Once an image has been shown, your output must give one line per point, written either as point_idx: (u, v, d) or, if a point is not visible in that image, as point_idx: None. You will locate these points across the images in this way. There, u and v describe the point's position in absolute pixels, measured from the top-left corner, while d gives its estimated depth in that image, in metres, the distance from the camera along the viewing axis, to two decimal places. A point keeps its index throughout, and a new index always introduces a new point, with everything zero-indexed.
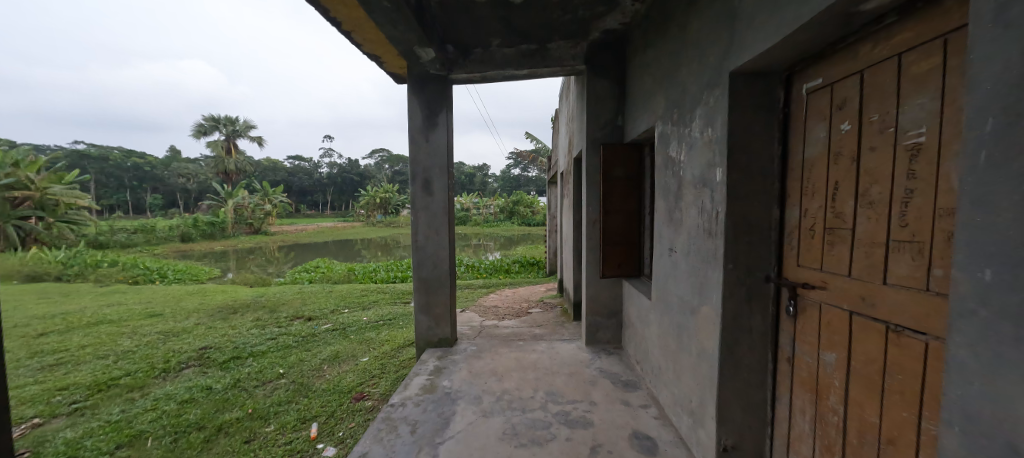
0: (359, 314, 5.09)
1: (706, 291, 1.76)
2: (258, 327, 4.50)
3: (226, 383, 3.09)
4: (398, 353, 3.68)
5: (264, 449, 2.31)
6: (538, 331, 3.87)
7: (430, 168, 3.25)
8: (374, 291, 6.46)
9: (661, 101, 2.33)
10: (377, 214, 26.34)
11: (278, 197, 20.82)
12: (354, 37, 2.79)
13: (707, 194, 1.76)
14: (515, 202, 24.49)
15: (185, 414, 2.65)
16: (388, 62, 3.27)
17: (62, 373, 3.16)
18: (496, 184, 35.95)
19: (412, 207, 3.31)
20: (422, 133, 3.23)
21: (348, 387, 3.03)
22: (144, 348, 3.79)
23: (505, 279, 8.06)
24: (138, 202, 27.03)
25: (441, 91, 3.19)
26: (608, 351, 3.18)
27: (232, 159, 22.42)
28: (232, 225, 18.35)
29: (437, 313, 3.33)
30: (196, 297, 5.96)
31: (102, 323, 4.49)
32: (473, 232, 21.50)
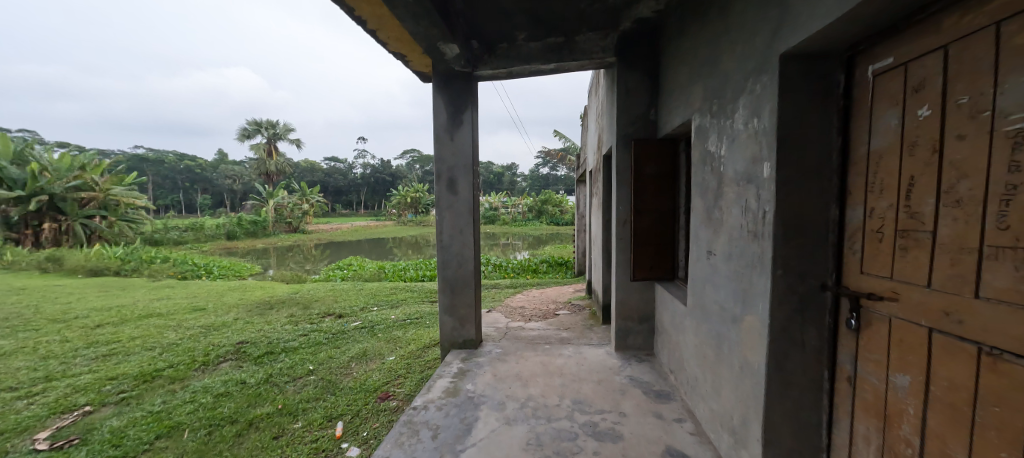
0: (388, 312, 5.14)
1: (750, 299, 1.60)
2: (291, 323, 4.64)
3: (259, 378, 3.18)
4: (424, 353, 3.67)
5: (291, 447, 2.33)
6: (565, 334, 3.76)
7: (455, 167, 3.20)
8: (403, 289, 6.54)
9: (698, 91, 2.17)
10: (408, 213, 26.98)
11: (315, 197, 21.65)
12: (379, 36, 2.78)
13: (752, 192, 1.59)
14: (544, 202, 24.28)
15: (220, 408, 2.73)
16: (413, 60, 3.25)
17: (113, 363, 3.36)
18: (524, 183, 35.86)
19: (437, 206, 3.28)
20: (446, 132, 3.18)
21: (374, 386, 3.04)
22: (187, 341, 3.96)
23: (533, 280, 7.95)
24: (190, 202, 28.95)
25: (466, 88, 3.14)
26: (639, 358, 3.02)
27: (273, 161, 23.51)
28: (273, 223, 19.28)
29: (462, 314, 3.28)
30: (236, 293, 6.25)
31: (151, 316, 4.77)
32: (502, 231, 21.54)
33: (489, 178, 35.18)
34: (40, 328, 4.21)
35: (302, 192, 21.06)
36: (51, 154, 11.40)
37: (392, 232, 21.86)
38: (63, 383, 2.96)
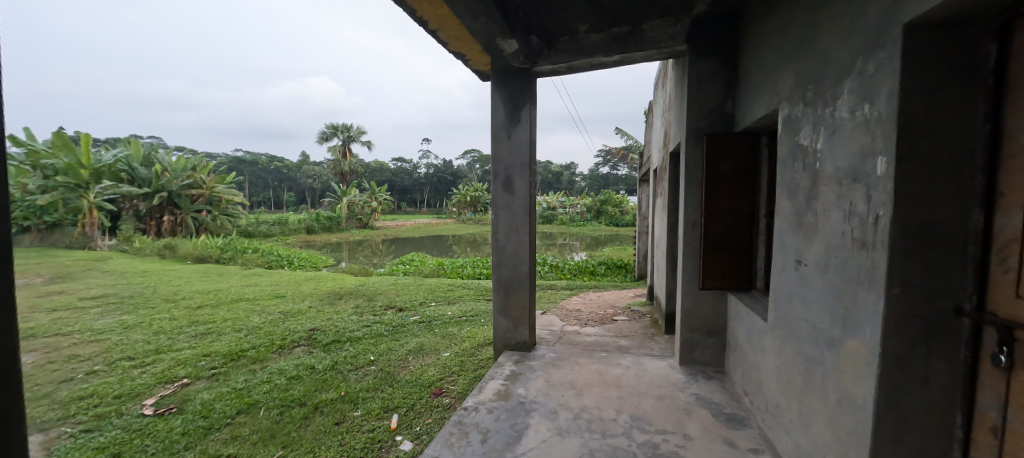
0: (444, 309, 5.26)
1: (855, 320, 1.34)
2: (357, 314, 4.93)
3: (326, 364, 3.39)
4: (477, 352, 3.69)
5: (350, 434, 2.42)
6: (623, 342, 3.56)
7: (512, 166, 3.15)
8: (460, 286, 6.69)
9: (788, 77, 1.90)
10: (468, 212, 27.77)
11: (383, 195, 23.03)
12: (440, 36, 2.81)
13: (859, 192, 1.33)
14: (603, 202, 23.63)
15: (291, 390, 2.94)
16: (473, 59, 3.26)
17: (208, 341, 3.79)
18: (583, 183, 35.20)
19: (494, 206, 3.26)
20: (504, 130, 3.14)
21: (429, 381, 3.10)
22: (268, 325, 4.37)
23: (590, 282, 7.72)
24: (277, 200, 32.33)
25: (525, 85, 3.07)
26: (707, 376, 2.75)
27: (348, 161, 25.42)
28: (346, 220, 20.88)
29: (516, 315, 3.23)
30: (311, 283, 6.80)
31: (240, 300, 5.34)
32: (560, 231, 21.29)
33: (547, 177, 35.05)
34: (155, 306, 4.87)
35: (372, 191, 22.52)
36: (170, 157, 13.29)
37: (452, 229, 22.53)
38: (168, 356, 3.38)
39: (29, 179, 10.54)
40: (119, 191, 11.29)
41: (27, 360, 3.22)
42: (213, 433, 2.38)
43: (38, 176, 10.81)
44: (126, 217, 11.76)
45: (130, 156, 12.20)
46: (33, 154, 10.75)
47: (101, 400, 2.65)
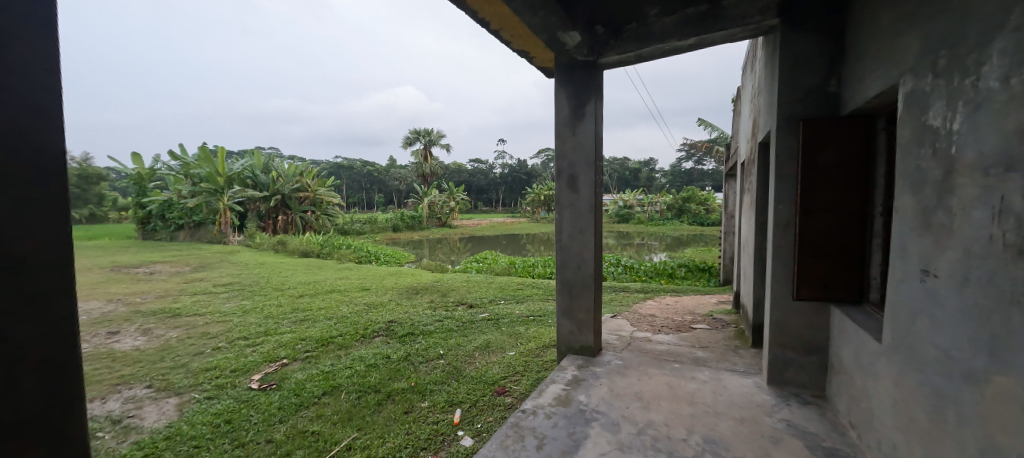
0: (513, 307, 5.31)
1: (1007, 351, 1.03)
2: (431, 308, 5.21)
3: (400, 355, 3.62)
4: (543, 353, 3.65)
5: (416, 424, 2.54)
6: (701, 354, 3.24)
7: (576, 163, 3.05)
8: (528, 285, 6.69)
9: (912, 42, 1.55)
10: (541, 211, 27.86)
11: (460, 195, 24.09)
12: (502, 36, 2.82)
13: (1016, 184, 1.02)
14: (685, 199, 22.03)
15: (369, 376, 3.19)
16: (537, 56, 3.23)
17: (305, 327, 4.29)
18: (663, 179, 33.12)
19: (558, 205, 3.18)
20: (568, 126, 3.05)
21: (493, 379, 3.14)
22: (354, 315, 4.82)
23: (667, 285, 7.21)
24: (369, 201, 35.69)
25: (590, 78, 2.95)
26: (803, 400, 2.38)
27: (429, 164, 27.08)
28: (427, 219, 22.26)
29: (580, 318, 3.12)
30: (393, 277, 7.36)
31: (333, 291, 5.96)
32: (637, 231, 20.31)
33: (624, 175, 33.67)
34: (267, 294, 5.66)
35: (450, 191, 23.69)
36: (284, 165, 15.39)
37: (525, 229, 22.71)
38: (274, 338, 3.90)
39: (184, 186, 12.97)
40: (246, 194, 13.39)
41: (174, 335, 3.95)
42: (302, 410, 2.67)
43: (190, 183, 13.30)
44: (251, 217, 13.91)
45: (254, 166, 14.38)
46: (187, 166, 13.26)
47: (222, 373, 3.14)
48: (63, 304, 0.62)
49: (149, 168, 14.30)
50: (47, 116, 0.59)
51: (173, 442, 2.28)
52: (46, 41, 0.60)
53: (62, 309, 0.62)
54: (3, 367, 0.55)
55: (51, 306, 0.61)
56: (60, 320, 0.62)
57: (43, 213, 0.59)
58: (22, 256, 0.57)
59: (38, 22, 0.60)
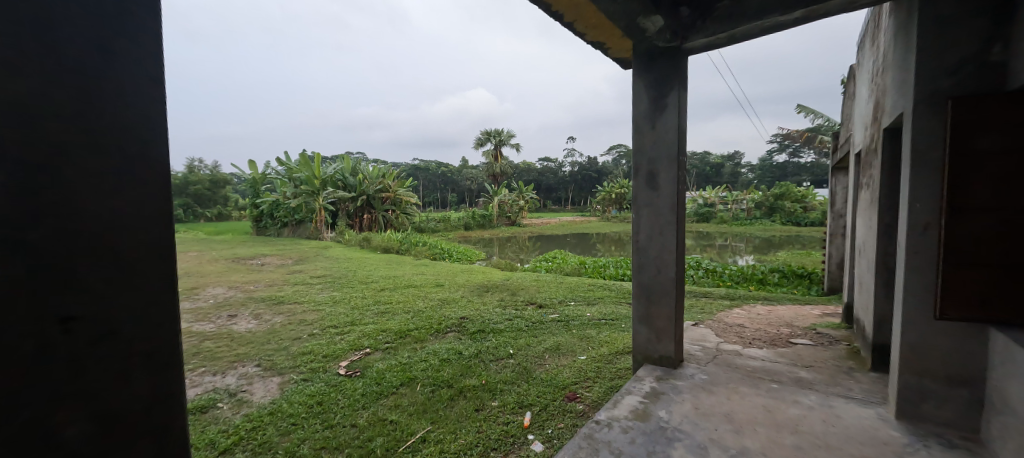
0: (583, 309, 5.15)
1: None
2: (501, 307, 5.26)
3: (471, 352, 3.69)
4: (616, 359, 3.46)
5: (487, 423, 2.54)
6: (805, 374, 2.82)
7: (656, 159, 2.82)
8: (600, 287, 6.45)
9: None
10: (612, 210, 26.94)
11: (529, 194, 24.22)
12: (576, 28, 2.70)
13: None
14: (778, 196, 19.72)
15: (442, 371, 3.29)
16: (613, 46, 3.06)
17: (386, 319, 4.59)
18: (751, 174, 30.04)
19: (635, 204, 2.98)
20: (647, 119, 2.84)
21: (563, 383, 3.05)
22: (429, 310, 5.04)
23: (758, 292, 6.47)
24: (443, 200, 37.50)
25: (672, 65, 2.71)
26: (949, 443, 1.93)
27: (499, 164, 27.66)
28: (497, 218, 22.75)
29: (659, 326, 2.90)
30: (465, 274, 7.60)
31: (410, 286, 6.32)
32: (718, 231, 18.67)
33: (704, 170, 31.21)
34: (354, 286, 6.18)
35: (520, 190, 23.95)
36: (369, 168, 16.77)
37: (595, 228, 22.19)
38: (359, 328, 4.22)
39: (289, 188, 14.75)
40: (338, 195, 14.81)
41: (278, 320, 4.47)
42: (382, 398, 2.84)
43: (293, 186, 15.09)
44: (342, 216, 15.37)
45: (344, 169, 15.88)
46: (291, 171, 15.08)
47: (315, 357, 3.46)
48: (165, 300, 0.65)
49: (262, 173, 16.52)
50: (151, 121, 0.62)
51: (275, 417, 2.54)
52: (152, 51, 0.64)
53: (163, 305, 0.65)
54: (117, 360, 0.59)
55: (152, 303, 0.64)
56: (162, 316, 0.65)
57: (146, 215, 0.62)
58: (127, 255, 0.60)
59: (144, 33, 0.64)
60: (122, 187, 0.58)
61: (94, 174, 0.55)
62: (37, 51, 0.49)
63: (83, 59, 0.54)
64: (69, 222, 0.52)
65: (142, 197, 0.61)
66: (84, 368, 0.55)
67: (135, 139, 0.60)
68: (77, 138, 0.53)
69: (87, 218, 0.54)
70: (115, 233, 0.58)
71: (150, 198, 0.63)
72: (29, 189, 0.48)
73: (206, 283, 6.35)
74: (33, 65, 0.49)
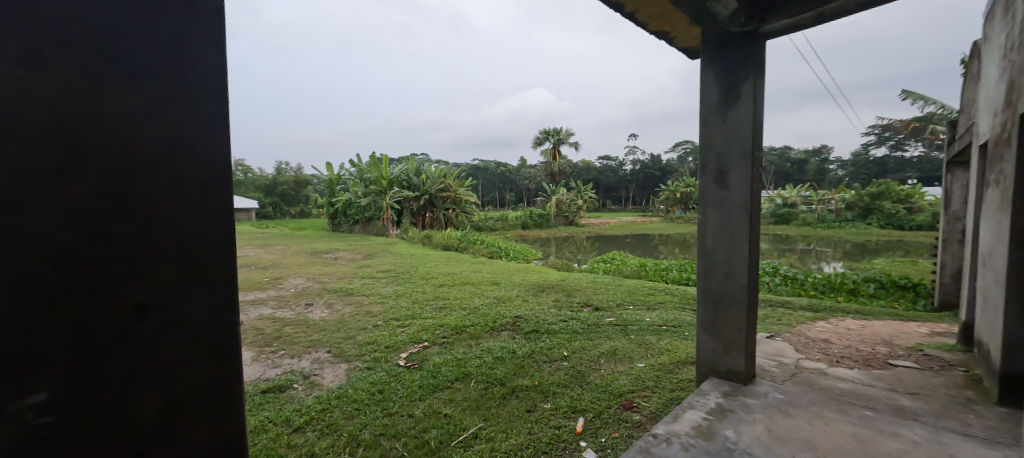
0: (643, 314, 4.91)
1: None
2: (556, 308, 5.20)
3: (525, 351, 3.69)
4: (678, 370, 3.25)
5: (538, 425, 2.52)
6: (909, 402, 2.42)
7: (726, 154, 2.59)
8: (661, 291, 6.12)
9: None
10: (677, 210, 25.53)
11: (587, 194, 23.77)
12: (638, 18, 2.57)
13: None
14: (876, 195, 17.29)
15: (495, 369, 3.32)
16: (679, 35, 2.86)
17: (444, 314, 4.76)
18: (842, 171, 26.69)
19: (701, 203, 2.77)
20: (717, 112, 2.61)
21: (619, 391, 2.92)
22: (485, 307, 5.13)
23: (849, 304, 5.71)
24: (501, 199, 38.09)
25: (747, 52, 2.46)
26: None
27: (559, 163, 27.43)
28: (554, 217, 22.60)
29: (727, 336, 2.67)
30: (520, 273, 7.63)
31: (468, 283, 6.49)
32: (801, 234, 16.84)
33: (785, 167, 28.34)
34: (415, 282, 6.49)
35: (578, 189, 23.57)
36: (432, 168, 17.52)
37: (657, 228, 21.14)
38: (418, 322, 4.42)
39: (360, 188, 15.92)
40: (403, 195, 15.66)
41: (348, 311, 4.83)
42: (438, 391, 2.93)
43: (364, 186, 16.24)
44: (406, 214, 16.23)
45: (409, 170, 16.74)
46: (362, 172, 16.24)
47: (379, 347, 3.68)
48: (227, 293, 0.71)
49: (338, 174, 17.99)
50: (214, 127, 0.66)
51: (342, 401, 2.73)
52: (220, 59, 0.69)
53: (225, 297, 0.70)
54: (186, 346, 0.65)
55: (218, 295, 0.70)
56: (225, 308, 0.71)
57: (213, 213, 0.68)
58: (196, 249, 0.66)
59: (214, 45, 0.68)
60: (194, 186, 0.64)
61: (168, 174, 0.61)
62: (119, 66, 0.55)
63: (160, 69, 0.60)
64: (145, 219, 0.58)
65: (211, 196, 0.67)
66: (159, 350, 0.62)
67: (203, 145, 0.65)
68: (155, 142, 0.59)
69: (160, 214, 0.60)
70: (184, 230, 0.64)
71: (215, 199, 0.68)
72: (112, 189, 0.54)
73: (289, 274, 7.05)
74: (114, 81, 0.55)
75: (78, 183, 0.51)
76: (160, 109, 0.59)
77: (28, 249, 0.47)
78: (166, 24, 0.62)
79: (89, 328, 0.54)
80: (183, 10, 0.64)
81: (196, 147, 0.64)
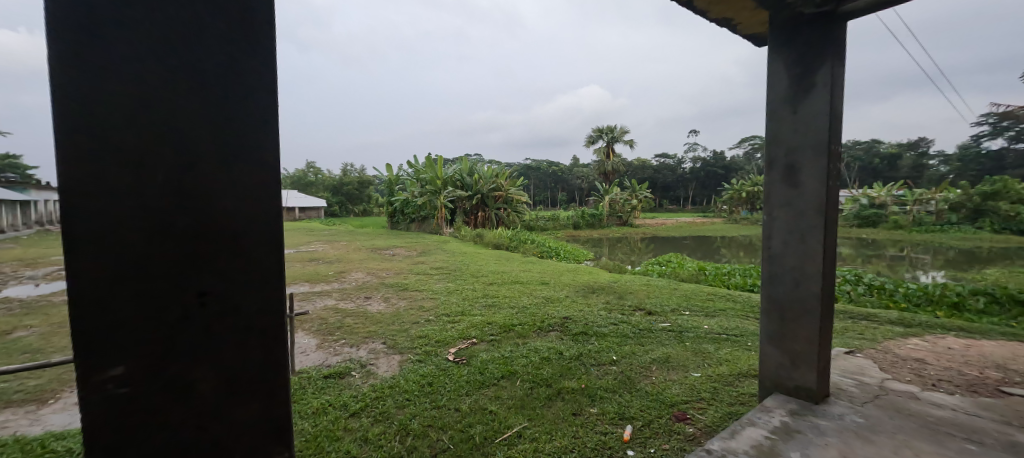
0: (700, 320, 4.63)
1: None
2: (606, 310, 5.07)
3: (572, 353, 3.63)
4: (739, 382, 3.01)
5: (584, 429, 2.47)
6: None
7: (798, 149, 2.36)
8: (722, 297, 5.72)
9: None
10: (742, 211, 23.73)
11: (643, 193, 22.88)
12: (696, 6, 2.42)
13: None
14: (993, 194, 14.79)
15: (542, 369, 3.31)
16: (743, 21, 2.65)
17: (493, 312, 4.83)
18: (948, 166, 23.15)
19: (768, 203, 2.55)
20: (787, 103, 2.38)
21: (671, 400, 2.78)
22: (533, 307, 5.13)
23: (954, 319, 4.94)
24: (553, 199, 37.87)
25: (823, 35, 2.22)
26: None
27: (613, 162, 26.66)
28: (607, 217, 22.03)
29: (796, 350, 2.43)
30: (570, 274, 7.54)
31: (517, 282, 6.53)
32: (893, 238, 14.88)
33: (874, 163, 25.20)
34: (466, 279, 6.66)
35: (633, 188, 22.77)
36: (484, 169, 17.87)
37: (720, 230, 19.80)
38: (468, 319, 4.53)
39: (416, 188, 16.66)
40: (457, 194, 16.14)
41: (403, 305, 5.08)
42: (484, 388, 2.99)
43: (420, 186, 16.96)
44: (459, 213, 16.71)
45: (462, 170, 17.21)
46: (419, 173, 16.97)
47: (429, 341, 3.83)
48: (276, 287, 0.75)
49: (397, 175, 18.97)
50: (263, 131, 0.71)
51: (394, 391, 2.88)
52: (271, 66, 0.73)
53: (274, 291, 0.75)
54: (240, 333, 0.72)
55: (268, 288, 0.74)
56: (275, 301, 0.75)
57: (263, 211, 0.72)
58: (250, 245, 0.72)
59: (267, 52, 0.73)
60: (244, 186, 0.69)
61: (223, 175, 0.67)
62: (179, 81, 0.63)
63: (217, 81, 0.67)
64: (203, 220, 0.66)
65: (265, 191, 0.72)
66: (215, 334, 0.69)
67: (253, 148, 0.70)
68: (212, 148, 0.66)
69: (217, 210, 0.67)
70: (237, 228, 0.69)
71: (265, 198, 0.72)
72: (173, 193, 0.62)
73: (352, 268, 7.57)
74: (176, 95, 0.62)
75: (144, 191, 0.60)
76: (211, 117, 0.66)
77: (104, 247, 0.58)
78: (224, 37, 0.68)
79: (157, 312, 0.64)
80: (233, 21, 0.68)
81: (246, 151, 0.69)
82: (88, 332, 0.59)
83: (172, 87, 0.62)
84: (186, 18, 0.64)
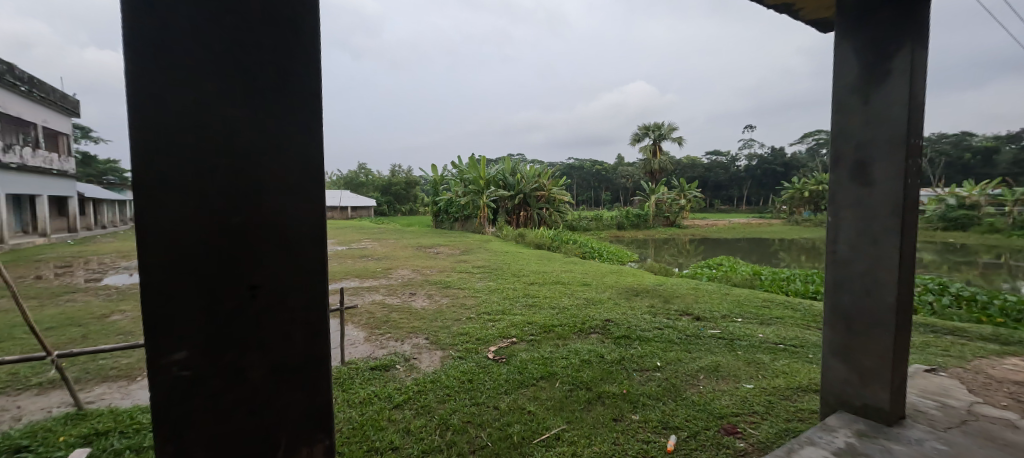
0: (755, 329, 4.34)
1: None
2: (650, 314, 4.89)
3: (614, 357, 3.54)
4: (797, 397, 2.79)
5: (625, 436, 2.40)
6: None
7: (869, 144, 2.14)
8: (780, 304, 5.32)
9: None
10: (805, 211, 21.92)
11: (692, 193, 21.82)
12: None
13: None
14: None
15: (582, 372, 3.26)
16: (806, 6, 2.45)
17: (533, 312, 4.83)
18: None
19: (834, 203, 2.34)
20: (857, 92, 2.17)
21: (720, 412, 2.63)
22: (574, 308, 5.07)
23: None
24: (596, 199, 37.13)
25: (901, 15, 1.99)
26: None
27: (660, 160, 25.65)
28: (653, 218, 21.26)
29: (865, 365, 2.21)
30: (613, 275, 7.36)
31: (558, 283, 6.48)
32: (990, 243, 13.07)
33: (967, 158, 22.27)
34: (507, 278, 6.71)
35: (681, 188, 21.79)
36: None
37: (779, 232, 18.43)
38: (508, 318, 4.56)
39: (460, 189, 17.02)
40: (499, 194, 16.29)
41: (445, 302, 5.22)
42: (523, 387, 2.99)
43: (463, 186, 17.31)
44: (501, 213, 16.86)
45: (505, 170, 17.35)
46: (463, 173, 17.32)
47: (470, 339, 3.90)
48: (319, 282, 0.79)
49: (441, 176, 19.50)
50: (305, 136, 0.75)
51: (435, 386, 2.97)
52: (315, 73, 0.77)
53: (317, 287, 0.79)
54: (287, 324, 0.77)
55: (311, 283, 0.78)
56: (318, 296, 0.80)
57: (307, 212, 0.77)
58: (297, 242, 0.77)
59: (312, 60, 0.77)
60: (288, 188, 0.74)
61: (270, 176, 0.72)
62: (233, 91, 0.69)
63: (266, 89, 0.72)
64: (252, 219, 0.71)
65: (310, 191, 0.77)
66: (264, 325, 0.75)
67: (297, 152, 0.75)
68: (262, 154, 0.71)
69: (267, 209, 0.72)
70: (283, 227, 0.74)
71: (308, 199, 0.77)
72: (227, 194, 0.69)
73: (398, 265, 7.89)
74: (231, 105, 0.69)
75: (203, 192, 0.67)
76: (260, 123, 0.71)
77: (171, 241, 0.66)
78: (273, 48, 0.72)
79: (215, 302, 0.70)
80: (285, 31, 0.73)
81: (291, 154, 0.74)
82: (160, 315, 0.67)
83: (228, 96, 0.68)
84: (241, 31, 0.70)
